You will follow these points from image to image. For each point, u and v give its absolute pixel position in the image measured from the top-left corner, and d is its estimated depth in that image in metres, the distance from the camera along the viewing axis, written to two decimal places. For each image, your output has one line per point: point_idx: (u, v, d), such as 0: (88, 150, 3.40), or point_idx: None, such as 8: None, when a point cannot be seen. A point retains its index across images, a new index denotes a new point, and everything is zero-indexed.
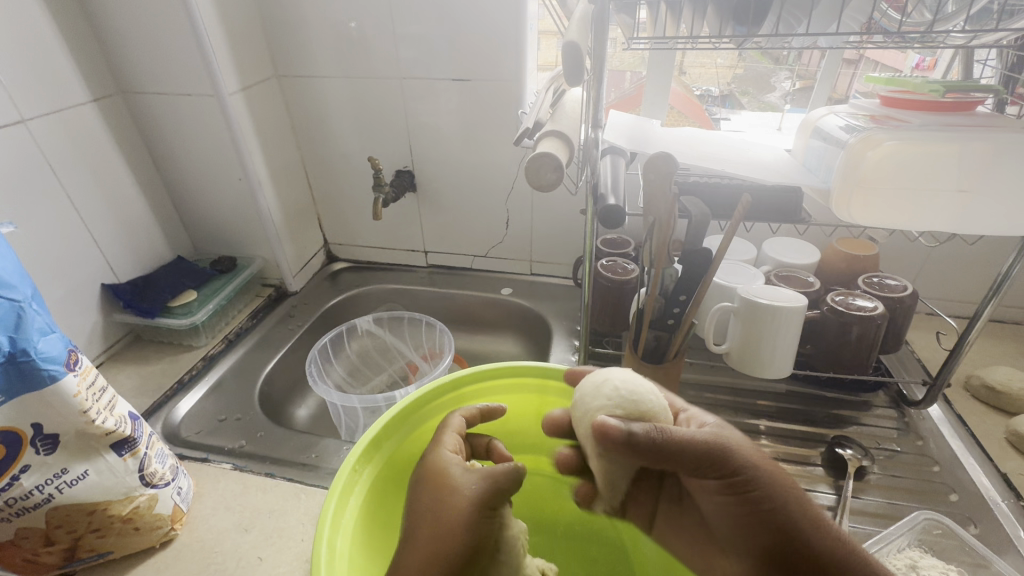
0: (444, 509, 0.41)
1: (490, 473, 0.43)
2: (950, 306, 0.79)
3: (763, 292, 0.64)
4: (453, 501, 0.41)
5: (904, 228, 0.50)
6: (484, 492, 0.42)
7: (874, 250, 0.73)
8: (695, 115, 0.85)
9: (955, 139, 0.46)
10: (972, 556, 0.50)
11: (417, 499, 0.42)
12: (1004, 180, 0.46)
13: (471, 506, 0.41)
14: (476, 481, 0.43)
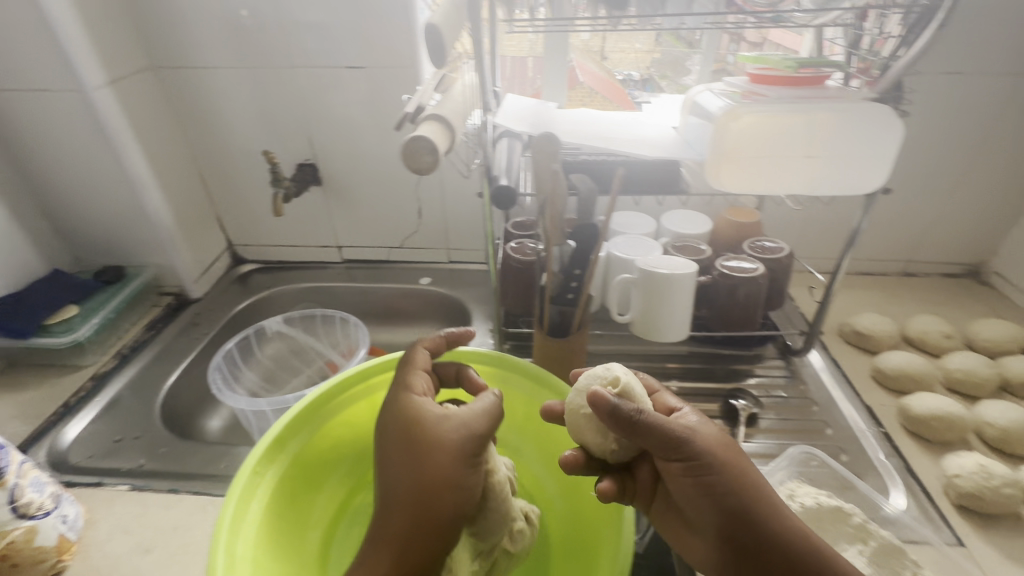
0: (424, 469, 0.40)
1: (468, 419, 0.43)
2: (825, 264, 0.87)
3: (659, 262, 0.68)
4: (433, 456, 0.41)
5: (767, 191, 0.54)
6: (468, 441, 0.42)
7: (756, 217, 0.79)
8: (618, 99, 0.77)
9: (801, 110, 0.50)
10: (840, 480, 0.56)
11: (394, 460, 0.42)
12: (842, 145, 0.51)
13: (455, 459, 0.41)
14: (457, 429, 0.42)
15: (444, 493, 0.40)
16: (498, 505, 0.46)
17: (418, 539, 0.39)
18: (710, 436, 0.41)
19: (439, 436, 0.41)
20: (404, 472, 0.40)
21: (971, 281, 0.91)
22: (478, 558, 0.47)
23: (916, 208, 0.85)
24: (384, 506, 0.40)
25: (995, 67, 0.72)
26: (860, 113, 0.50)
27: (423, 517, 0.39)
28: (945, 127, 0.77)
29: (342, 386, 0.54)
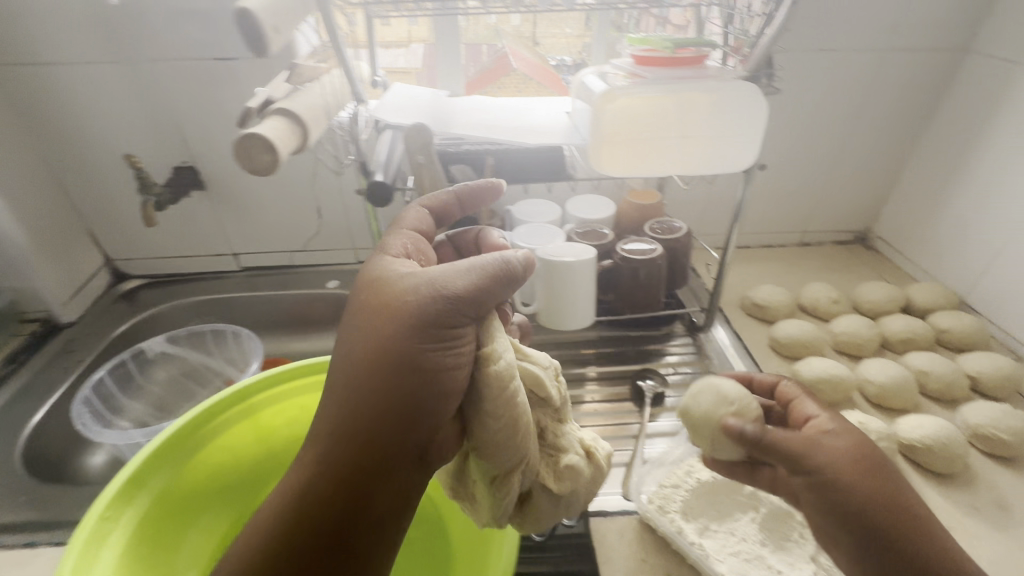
0: (382, 326, 0.35)
1: (433, 281, 0.37)
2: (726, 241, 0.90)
3: (558, 250, 0.68)
4: (384, 322, 0.35)
5: (645, 173, 0.54)
6: (430, 305, 0.35)
7: (656, 198, 0.80)
8: (553, 85, 0.78)
9: (671, 91, 0.50)
10: None
11: (356, 317, 0.37)
12: (713, 124, 0.52)
13: (417, 325, 0.35)
14: (418, 290, 0.36)
15: (394, 359, 0.34)
16: (499, 413, 0.37)
17: (363, 420, 0.34)
18: (838, 442, 0.42)
19: (398, 297, 0.36)
20: (355, 341, 0.36)
21: (858, 247, 0.97)
22: (491, 488, 0.38)
23: (805, 181, 0.89)
24: (339, 363, 0.36)
25: (863, 42, 0.76)
26: (726, 92, 0.51)
27: (366, 395, 0.34)
28: (823, 102, 0.80)
29: (203, 417, 0.49)
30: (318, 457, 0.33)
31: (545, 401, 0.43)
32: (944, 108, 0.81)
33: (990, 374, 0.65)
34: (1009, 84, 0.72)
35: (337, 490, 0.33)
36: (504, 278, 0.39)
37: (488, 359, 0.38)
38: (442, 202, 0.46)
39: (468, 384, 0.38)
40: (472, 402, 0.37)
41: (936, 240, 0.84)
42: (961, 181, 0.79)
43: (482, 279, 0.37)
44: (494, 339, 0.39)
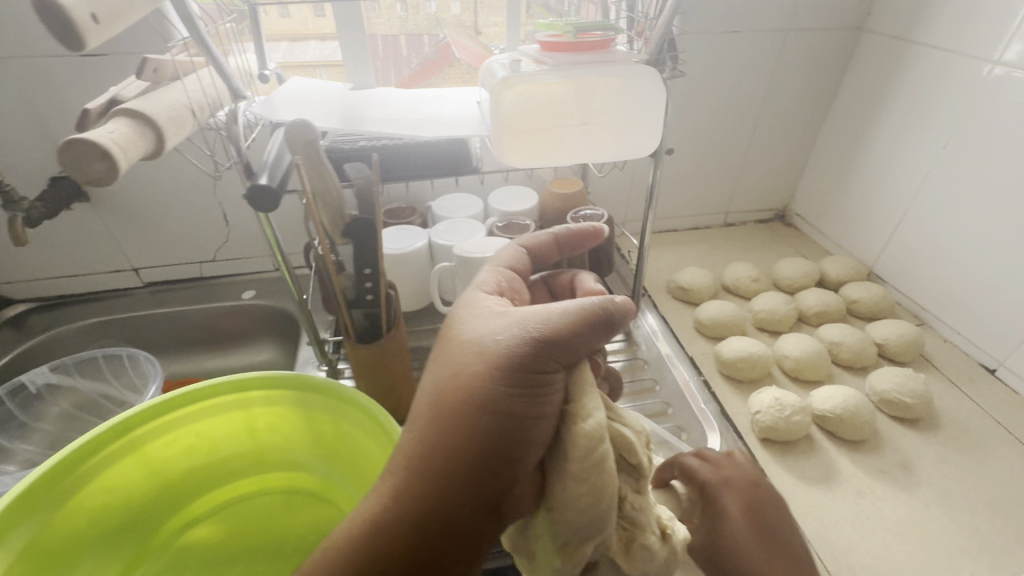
0: (468, 367, 0.36)
1: (523, 324, 0.37)
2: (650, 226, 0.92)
3: (474, 246, 0.65)
4: (471, 363, 0.36)
5: (553, 163, 0.53)
6: (515, 349, 0.35)
7: (578, 186, 0.80)
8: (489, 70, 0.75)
9: (568, 77, 0.49)
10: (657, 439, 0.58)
11: (448, 357, 0.38)
12: (613, 111, 0.51)
13: (503, 371, 0.35)
14: (504, 332, 0.36)
15: (478, 404, 0.34)
16: (581, 481, 0.33)
17: (440, 464, 0.34)
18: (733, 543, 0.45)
19: (487, 338, 0.37)
20: (443, 380, 0.37)
21: (778, 224, 1.00)
22: (558, 556, 0.35)
23: (724, 162, 0.91)
24: (425, 402, 0.37)
25: (768, 23, 0.77)
26: (623, 76, 0.49)
27: (445, 437, 0.34)
28: (735, 82, 0.82)
29: (65, 466, 0.42)
30: (393, 491, 0.35)
31: (635, 467, 0.37)
32: (846, 85, 0.84)
33: (895, 340, 0.69)
34: (901, 60, 0.75)
35: (409, 527, 0.33)
36: (594, 325, 0.37)
37: (578, 415, 0.35)
38: (539, 240, 0.49)
39: (554, 438, 0.35)
40: (555, 461, 0.35)
41: (846, 214, 0.88)
42: (865, 156, 0.83)
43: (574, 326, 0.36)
44: (589, 394, 0.37)
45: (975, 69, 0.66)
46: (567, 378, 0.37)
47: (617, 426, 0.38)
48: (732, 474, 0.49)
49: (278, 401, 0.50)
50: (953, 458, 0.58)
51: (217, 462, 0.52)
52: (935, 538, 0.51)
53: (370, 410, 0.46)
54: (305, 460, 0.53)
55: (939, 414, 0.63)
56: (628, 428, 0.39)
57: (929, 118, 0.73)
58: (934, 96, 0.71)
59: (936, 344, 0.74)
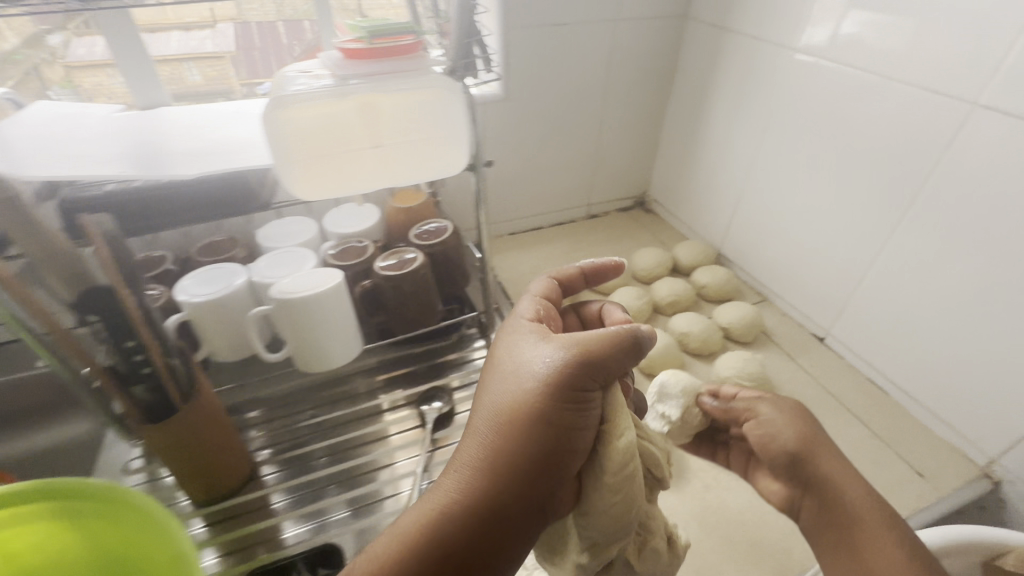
0: (527, 380, 0.41)
1: (571, 345, 0.41)
2: (503, 228, 0.92)
3: (297, 283, 0.58)
4: (529, 378, 0.41)
5: (349, 192, 0.46)
6: (567, 368, 0.40)
7: (422, 198, 0.75)
8: None
9: (347, 94, 0.43)
10: None
11: (507, 369, 0.43)
12: (407, 128, 0.46)
13: (559, 386, 0.39)
14: (553, 353, 0.41)
15: (533, 415, 0.39)
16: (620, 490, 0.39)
17: (503, 465, 0.39)
18: (791, 424, 0.53)
19: (538, 358, 0.41)
20: (502, 393, 0.42)
21: (639, 211, 1.02)
22: (586, 552, 0.41)
23: (577, 154, 0.90)
24: (484, 409, 0.42)
25: (595, 14, 0.75)
26: (412, 88, 0.44)
27: (509, 441, 0.39)
28: (573, 74, 0.80)
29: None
30: (459, 486, 0.39)
31: (657, 480, 0.44)
32: (681, 71, 0.86)
33: (737, 324, 0.72)
34: (722, 47, 0.77)
35: (474, 519, 0.38)
36: (629, 350, 0.42)
37: (613, 434, 0.40)
38: (570, 272, 0.53)
39: (593, 451, 0.41)
40: (591, 471, 0.40)
41: (694, 198, 0.90)
42: (704, 142, 0.85)
43: (618, 347, 0.41)
44: (622, 413, 0.42)
45: (782, 56, 0.69)
46: (604, 398, 0.42)
47: (644, 443, 0.44)
48: (757, 401, 0.55)
49: (40, 521, 0.41)
50: None
51: None
52: (772, 521, 0.53)
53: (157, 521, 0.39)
54: None
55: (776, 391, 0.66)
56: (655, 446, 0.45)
57: (753, 105, 0.75)
58: (754, 82, 0.74)
59: (775, 319, 0.78)
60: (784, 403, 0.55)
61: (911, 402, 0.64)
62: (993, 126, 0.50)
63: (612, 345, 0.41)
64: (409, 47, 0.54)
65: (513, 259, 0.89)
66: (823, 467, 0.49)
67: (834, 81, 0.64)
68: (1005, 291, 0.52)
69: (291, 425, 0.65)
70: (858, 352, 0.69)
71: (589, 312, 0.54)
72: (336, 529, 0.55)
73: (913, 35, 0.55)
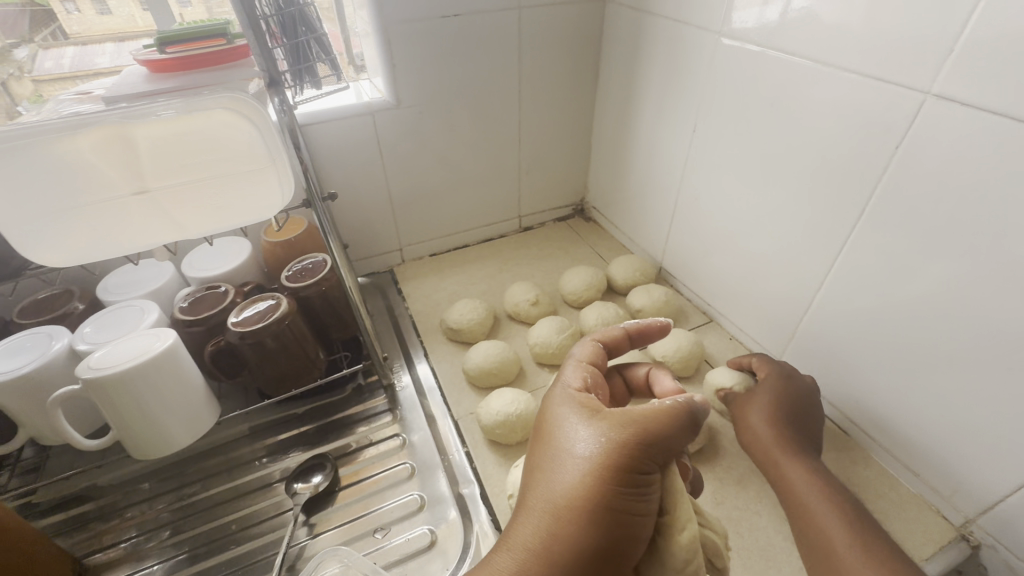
0: (584, 457, 0.33)
1: (633, 421, 0.34)
2: (418, 250, 0.82)
3: (114, 352, 0.47)
4: (586, 453, 0.33)
5: (125, 247, 0.36)
6: (627, 447, 0.33)
7: (302, 228, 0.64)
8: None
9: (89, 123, 0.32)
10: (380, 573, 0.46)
11: (558, 437, 0.35)
12: (192, 162, 0.35)
13: (623, 464, 0.33)
14: (611, 428, 0.34)
15: (593, 500, 0.32)
16: None
17: (563, 558, 0.31)
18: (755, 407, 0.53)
19: (598, 429, 0.34)
20: (559, 467, 0.34)
21: (578, 220, 0.92)
22: None
23: (497, 163, 0.79)
24: (535, 484, 0.35)
25: (495, 2, 0.64)
26: (190, 110, 0.33)
27: (569, 527, 0.32)
28: (479, 75, 0.69)
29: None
30: None
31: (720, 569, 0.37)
32: (606, 62, 0.76)
33: (673, 357, 0.61)
34: (645, 32, 0.66)
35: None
36: (692, 427, 0.35)
37: (675, 526, 0.33)
38: (615, 334, 0.45)
39: (654, 540, 0.34)
40: (650, 563, 0.34)
41: (630, 205, 0.81)
42: (636, 144, 0.75)
43: (685, 420, 0.35)
44: (685, 498, 0.35)
45: (709, 43, 0.59)
46: (665, 480, 0.35)
47: (704, 530, 0.37)
48: (768, 382, 0.54)
49: None
50: (729, 495, 0.51)
51: None
52: None
53: None
54: None
55: (719, 437, 0.56)
56: (716, 530, 0.38)
57: (684, 101, 0.65)
58: (683, 74, 0.64)
59: (721, 343, 0.69)
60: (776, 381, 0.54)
61: (872, 442, 0.54)
62: (952, 120, 0.40)
63: (677, 421, 0.34)
64: (234, 51, 0.45)
65: (430, 285, 0.78)
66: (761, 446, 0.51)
67: (767, 69, 0.54)
68: (975, 321, 0.42)
69: (151, 512, 0.55)
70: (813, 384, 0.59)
71: (633, 378, 0.46)
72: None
73: (858, 7, 0.44)
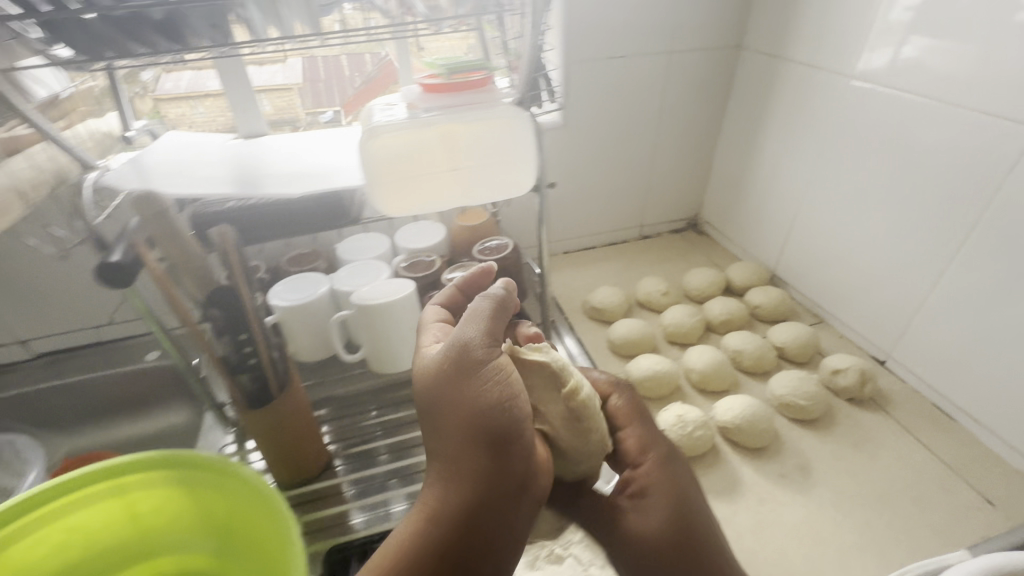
0: (446, 378, 0.37)
1: (477, 324, 0.39)
2: (556, 247, 0.97)
3: (375, 290, 0.64)
4: (449, 365, 0.38)
5: (428, 210, 0.53)
6: (471, 350, 0.38)
7: (485, 218, 0.80)
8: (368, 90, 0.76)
9: (433, 126, 0.49)
10: None
11: (421, 377, 0.39)
12: (481, 154, 0.51)
13: (475, 369, 0.37)
14: (458, 339, 0.38)
15: (473, 406, 0.36)
16: (590, 427, 0.39)
17: (472, 454, 0.36)
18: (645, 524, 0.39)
19: (447, 344, 0.38)
20: (433, 404, 0.38)
21: (691, 233, 1.04)
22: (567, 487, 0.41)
23: (631, 178, 0.93)
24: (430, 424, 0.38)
25: (651, 47, 0.80)
26: (493, 121, 0.50)
27: (469, 432, 0.36)
28: (629, 104, 0.84)
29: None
30: (441, 498, 0.36)
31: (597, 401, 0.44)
32: (734, 97, 0.89)
33: (793, 343, 0.72)
34: (776, 74, 0.79)
35: (468, 517, 0.35)
36: (502, 308, 0.40)
37: (572, 390, 0.39)
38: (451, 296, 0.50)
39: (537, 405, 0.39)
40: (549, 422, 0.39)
41: (746, 219, 0.92)
42: (756, 166, 0.87)
43: (505, 301, 0.41)
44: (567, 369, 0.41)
45: (838, 83, 0.71)
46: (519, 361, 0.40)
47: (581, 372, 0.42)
48: (663, 512, 0.39)
49: (158, 482, 0.48)
50: (846, 455, 0.61)
51: (96, 554, 0.49)
52: (828, 538, 0.53)
53: (251, 480, 0.45)
54: (192, 538, 0.50)
55: (835, 411, 0.66)
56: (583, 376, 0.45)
57: (807, 131, 0.77)
58: (807, 110, 0.76)
59: (833, 340, 0.78)
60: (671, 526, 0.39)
61: (977, 426, 0.62)
62: None
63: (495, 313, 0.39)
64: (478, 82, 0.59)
65: (569, 275, 0.92)
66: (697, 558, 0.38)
67: (888, 104, 0.65)
68: None
69: (361, 423, 0.70)
70: (922, 376, 0.68)
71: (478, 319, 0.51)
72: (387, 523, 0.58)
73: (980, 61, 0.55)
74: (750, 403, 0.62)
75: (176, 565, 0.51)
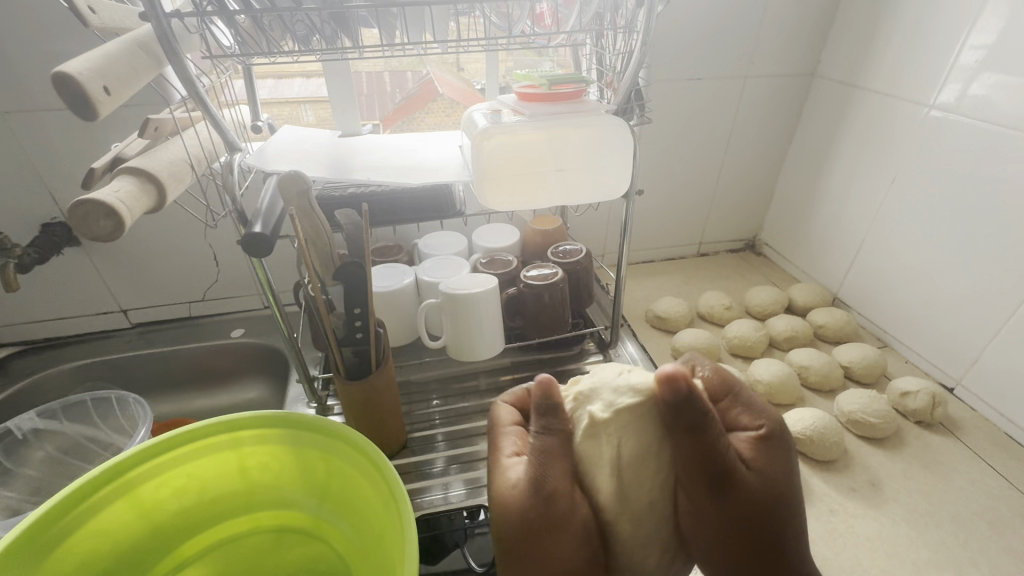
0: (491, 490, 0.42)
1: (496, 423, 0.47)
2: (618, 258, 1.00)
3: (461, 282, 0.68)
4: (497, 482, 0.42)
5: (530, 206, 0.57)
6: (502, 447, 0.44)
7: (558, 223, 0.84)
8: (414, 106, 0.85)
9: (544, 130, 0.54)
10: None
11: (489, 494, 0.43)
12: (584, 157, 0.56)
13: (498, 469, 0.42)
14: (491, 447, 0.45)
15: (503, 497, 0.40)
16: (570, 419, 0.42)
17: (549, 539, 0.38)
18: (746, 483, 0.38)
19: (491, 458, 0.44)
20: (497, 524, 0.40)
21: (749, 254, 1.06)
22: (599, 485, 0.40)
23: (695, 194, 0.96)
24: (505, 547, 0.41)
25: (728, 71, 0.84)
26: (600, 127, 0.54)
27: (541, 526, 0.37)
28: (702, 124, 0.88)
29: (45, 520, 0.43)
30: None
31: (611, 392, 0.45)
32: (805, 122, 0.91)
33: (860, 363, 0.73)
34: (851, 102, 0.82)
35: None
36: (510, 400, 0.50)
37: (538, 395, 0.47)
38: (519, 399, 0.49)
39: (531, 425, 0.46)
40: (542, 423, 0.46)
41: (810, 242, 0.94)
42: (824, 191, 0.89)
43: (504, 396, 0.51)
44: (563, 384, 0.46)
45: (915, 112, 0.72)
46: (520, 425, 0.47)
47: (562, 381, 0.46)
48: (768, 474, 0.39)
49: (267, 441, 0.52)
50: (917, 474, 0.61)
51: (208, 505, 0.53)
52: (902, 552, 0.53)
53: (353, 438, 0.48)
54: (293, 497, 0.54)
55: (904, 433, 0.67)
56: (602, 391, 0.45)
57: (880, 158, 0.79)
58: (880, 138, 0.78)
59: (898, 364, 0.78)
60: (768, 491, 0.39)
61: None
62: None
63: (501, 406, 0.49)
64: (570, 95, 0.57)
65: (629, 286, 0.95)
66: (774, 524, 0.39)
67: (965, 134, 0.67)
68: None
69: (429, 410, 0.72)
70: (995, 405, 0.67)
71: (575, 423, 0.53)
72: (459, 503, 0.61)
73: None
74: (822, 417, 0.63)
75: (275, 520, 0.54)
